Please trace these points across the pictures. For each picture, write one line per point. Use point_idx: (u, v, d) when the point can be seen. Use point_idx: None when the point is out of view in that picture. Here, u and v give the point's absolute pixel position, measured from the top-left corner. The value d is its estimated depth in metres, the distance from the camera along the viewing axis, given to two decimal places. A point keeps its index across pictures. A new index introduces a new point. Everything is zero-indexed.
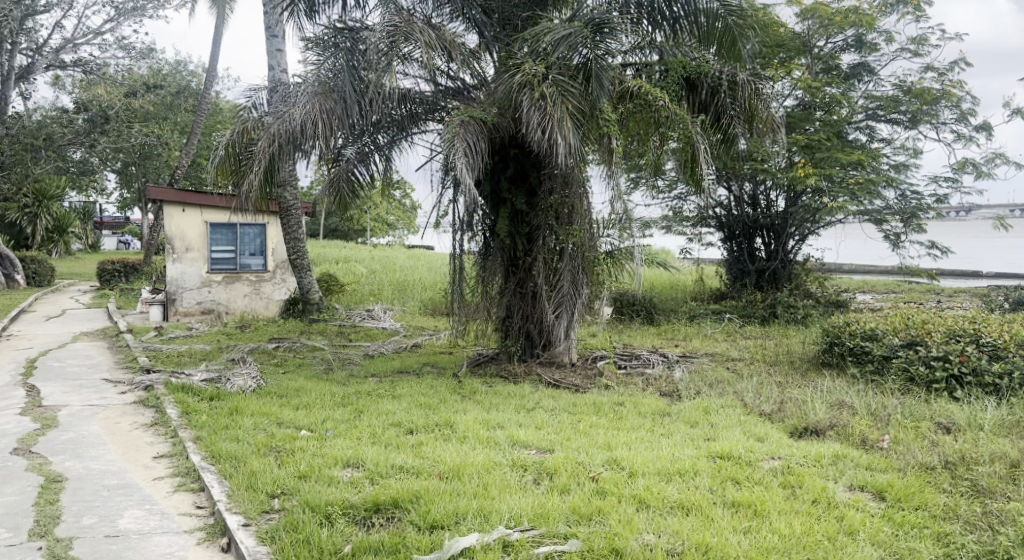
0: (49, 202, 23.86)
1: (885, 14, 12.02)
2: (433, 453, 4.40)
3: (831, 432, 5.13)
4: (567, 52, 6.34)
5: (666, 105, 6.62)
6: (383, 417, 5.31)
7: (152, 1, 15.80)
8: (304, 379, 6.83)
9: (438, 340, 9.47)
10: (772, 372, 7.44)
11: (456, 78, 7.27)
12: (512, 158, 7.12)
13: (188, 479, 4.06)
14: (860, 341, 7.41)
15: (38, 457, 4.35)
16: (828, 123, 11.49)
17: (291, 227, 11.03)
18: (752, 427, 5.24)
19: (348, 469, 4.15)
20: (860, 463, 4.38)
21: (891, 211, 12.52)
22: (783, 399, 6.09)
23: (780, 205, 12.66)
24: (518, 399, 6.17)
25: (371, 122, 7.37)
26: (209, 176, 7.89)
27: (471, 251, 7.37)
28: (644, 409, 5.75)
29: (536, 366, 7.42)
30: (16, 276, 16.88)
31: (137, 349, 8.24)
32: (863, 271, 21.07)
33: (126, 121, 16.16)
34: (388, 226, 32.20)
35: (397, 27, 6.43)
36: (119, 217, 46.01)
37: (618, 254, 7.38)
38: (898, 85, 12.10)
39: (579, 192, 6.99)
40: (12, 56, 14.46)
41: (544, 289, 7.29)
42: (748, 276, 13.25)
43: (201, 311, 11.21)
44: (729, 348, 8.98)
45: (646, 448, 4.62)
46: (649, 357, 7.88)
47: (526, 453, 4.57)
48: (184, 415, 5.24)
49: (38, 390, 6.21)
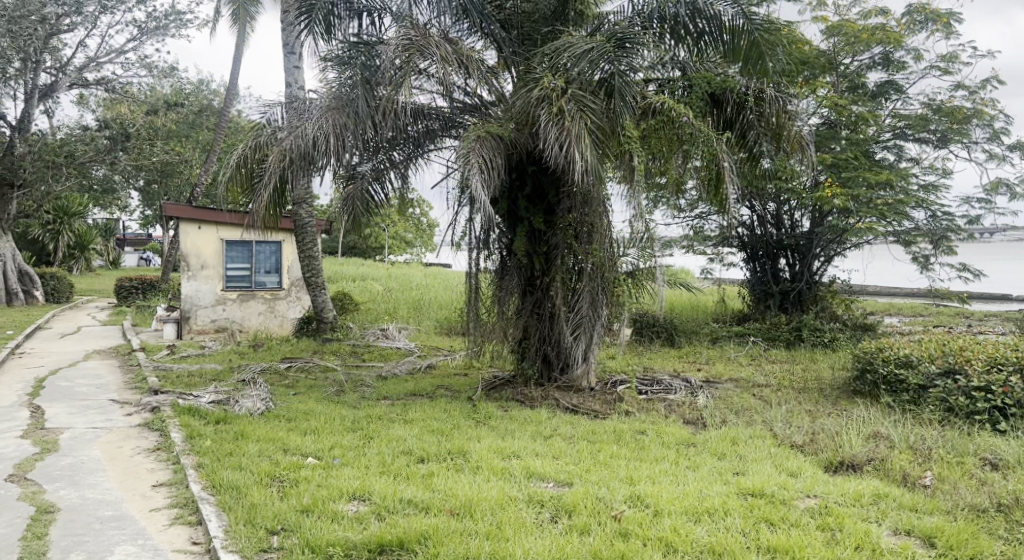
0: (71, 219, 24.21)
1: (912, 32, 11.79)
2: (445, 485, 4.16)
3: (869, 468, 4.82)
4: (588, 67, 6.17)
5: (690, 121, 6.41)
6: (393, 444, 5.08)
7: (175, 21, 15.97)
8: (315, 401, 6.63)
9: (453, 361, 9.22)
10: (801, 400, 7.10)
11: (474, 94, 7.10)
12: (529, 175, 6.95)
13: (186, 511, 3.85)
14: (894, 369, 7.05)
15: (32, 485, 4.17)
16: (855, 142, 11.23)
17: (306, 245, 10.90)
18: (784, 460, 4.93)
19: (354, 503, 3.92)
20: (904, 503, 4.07)
21: (921, 232, 12.15)
22: (815, 430, 5.77)
23: (805, 226, 12.33)
24: (534, 425, 5.90)
25: (386, 138, 7.26)
26: (221, 193, 7.81)
27: (487, 270, 7.09)
28: (668, 439, 5.47)
29: (554, 390, 7.18)
30: (35, 292, 17.01)
31: (148, 368, 8.08)
32: (887, 294, 20.61)
33: (148, 138, 16.30)
34: (405, 243, 32.13)
35: (413, 41, 6.30)
36: (141, 234, 46.83)
37: (639, 275, 7.08)
38: (927, 103, 11.76)
39: (599, 210, 6.66)
40: (36, 74, 14.62)
41: (563, 309, 7.01)
42: (771, 297, 12.88)
43: (215, 329, 11.13)
44: (754, 374, 8.60)
45: (670, 483, 4.34)
46: (671, 383, 7.55)
47: (543, 486, 4.31)
48: (188, 439, 5.05)
49: (43, 411, 6.06)
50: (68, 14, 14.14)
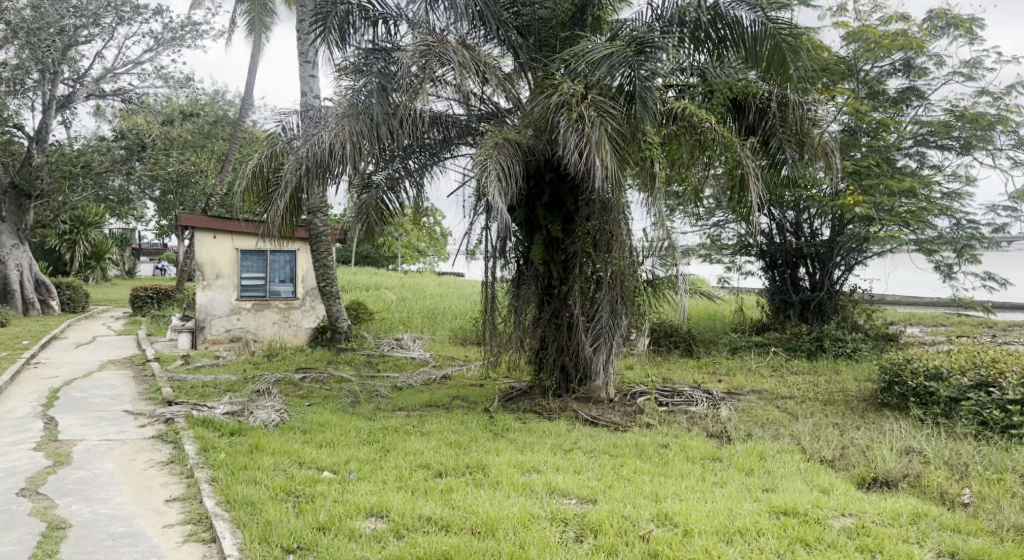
0: (87, 229, 24.47)
1: (933, 38, 11.60)
2: (465, 501, 4.03)
3: (904, 484, 4.64)
4: (609, 74, 6.10)
5: (711, 127, 6.24)
6: (410, 458, 4.95)
7: (191, 31, 16.06)
8: (331, 413, 6.51)
9: (468, 372, 9.09)
10: (827, 412, 6.91)
11: (490, 102, 7.01)
12: (547, 182, 6.86)
13: (199, 528, 3.75)
14: (924, 381, 6.84)
15: (44, 499, 4.09)
16: (876, 148, 11.06)
17: (321, 254, 10.84)
18: (815, 476, 4.76)
19: (371, 520, 3.81)
20: (945, 524, 3.90)
21: (945, 241, 11.91)
22: (845, 444, 5.58)
23: (825, 234, 12.13)
24: (554, 438, 5.76)
25: (402, 146, 7.19)
26: (237, 201, 7.79)
27: (503, 279, 7.01)
28: (692, 453, 5.31)
29: (572, 402, 7.04)
30: (51, 302, 17.13)
31: (162, 379, 8.02)
32: (907, 304, 20.27)
33: (164, 149, 16.36)
34: (418, 253, 32.12)
35: (430, 47, 6.20)
36: (156, 244, 47.29)
37: (659, 284, 6.93)
38: (950, 110, 11.54)
39: (618, 217, 6.57)
40: (53, 86, 14.73)
41: (581, 319, 6.88)
42: (791, 307, 12.67)
43: (229, 339, 11.06)
44: (779, 386, 8.38)
45: (698, 500, 4.19)
46: (693, 394, 7.37)
47: (566, 503, 4.16)
48: (202, 452, 4.95)
49: (57, 422, 6.00)
50: (86, 27, 14.27)
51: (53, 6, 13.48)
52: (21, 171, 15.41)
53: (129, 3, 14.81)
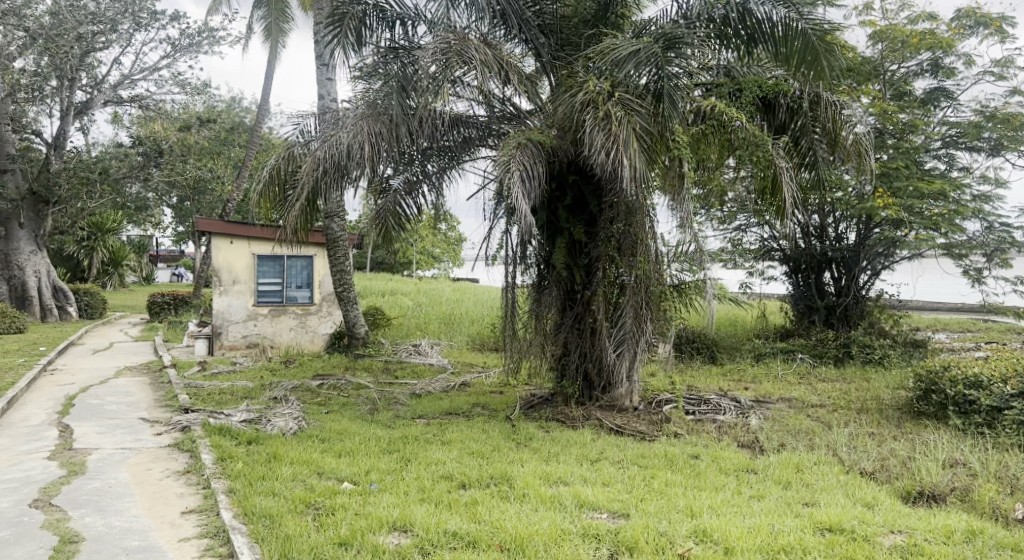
0: (105, 235, 24.63)
1: (962, 37, 11.31)
2: (492, 515, 3.85)
3: (954, 499, 4.40)
4: (634, 71, 5.90)
5: (742, 126, 6.07)
6: (432, 468, 4.78)
7: (208, 37, 16.08)
8: (349, 420, 6.36)
9: (487, 379, 8.93)
10: (861, 421, 6.66)
11: (511, 102, 6.85)
12: (570, 184, 6.67)
13: (216, 542, 3.60)
14: (963, 389, 6.55)
15: (58, 511, 3.97)
16: (903, 150, 10.74)
17: (338, 259, 10.72)
18: (857, 490, 4.53)
19: (395, 535, 3.64)
20: (1004, 542, 3.66)
21: (975, 245, 11.59)
22: (885, 456, 5.34)
23: (851, 238, 11.83)
24: (579, 448, 5.57)
25: (421, 148, 7.04)
26: (252, 205, 7.63)
27: (523, 284, 6.81)
28: (725, 465, 5.09)
29: (596, 410, 6.84)
30: (69, 308, 17.16)
31: (179, 386, 7.89)
32: (932, 309, 19.91)
33: (181, 155, 16.35)
34: (433, 259, 32.01)
35: (451, 45, 6.05)
36: (174, 250, 47.68)
37: (686, 288, 6.78)
38: (980, 110, 11.23)
39: (643, 220, 6.32)
40: (71, 92, 14.78)
41: (604, 324, 6.69)
42: (816, 312, 12.34)
43: (246, 345, 10.99)
44: (807, 394, 8.10)
45: (736, 515, 3.98)
46: (720, 402, 7.14)
47: (597, 518, 3.96)
48: (219, 461, 4.82)
49: (73, 430, 5.90)
50: (103, 33, 14.33)
51: (71, 13, 13.58)
52: (39, 177, 15.52)
53: (146, 9, 14.93)
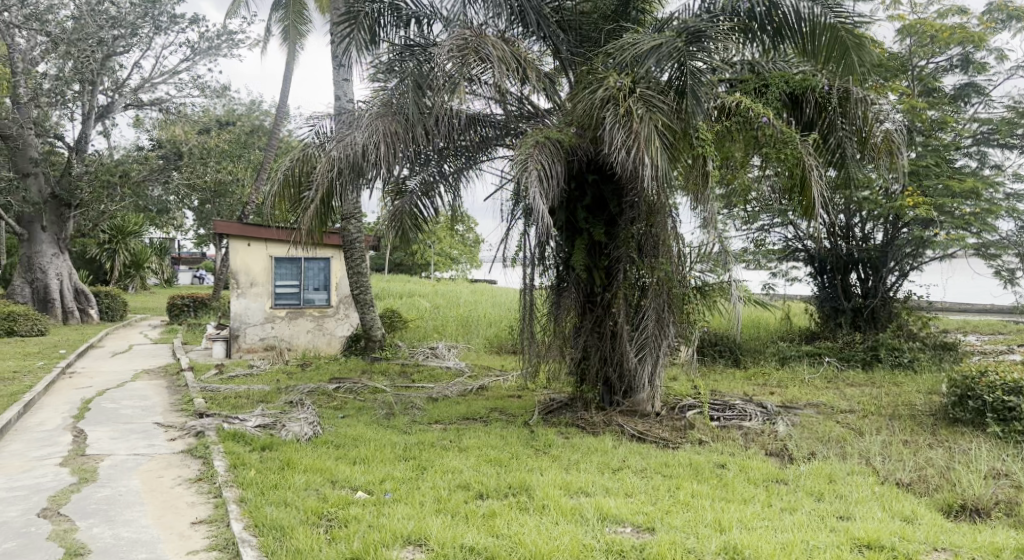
0: (127, 238, 24.92)
1: (994, 31, 10.95)
2: (510, 529, 3.69)
3: (1000, 515, 4.15)
4: (657, 66, 5.71)
5: (769, 122, 5.88)
6: (448, 477, 4.63)
7: (227, 41, 16.13)
8: (365, 426, 6.24)
9: (505, 383, 8.78)
10: (894, 428, 6.40)
11: (528, 101, 6.69)
12: (590, 184, 6.48)
13: (224, 555, 3.48)
14: (1002, 396, 6.25)
15: (66, 522, 3.88)
16: (933, 148, 10.44)
17: (355, 262, 10.63)
18: (894, 502, 4.31)
19: (409, 550, 3.50)
20: None
21: (1009, 244, 11.20)
22: (923, 466, 5.09)
23: (878, 238, 11.50)
24: (600, 455, 5.38)
25: (436, 147, 6.90)
26: (267, 207, 7.52)
27: (543, 285, 6.62)
28: (754, 474, 4.88)
29: (617, 416, 6.66)
30: (90, 310, 17.32)
31: (194, 390, 7.83)
32: (959, 310, 19.39)
33: (201, 159, 16.44)
34: (451, 260, 31.90)
35: (467, 41, 5.89)
36: (196, 254, 48.24)
37: (709, 291, 6.50)
38: (1013, 106, 10.86)
39: (665, 221, 6.17)
40: (94, 97, 14.91)
41: (626, 328, 6.49)
42: (842, 314, 12.07)
43: (263, 347, 10.95)
44: (836, 399, 7.84)
45: (768, 530, 3.78)
46: (746, 408, 6.92)
47: (620, 532, 3.78)
48: (231, 469, 4.71)
49: (87, 435, 5.85)
50: (123, 37, 14.43)
51: (92, 17, 13.67)
52: (62, 181, 15.67)
53: (166, 13, 15.02)
